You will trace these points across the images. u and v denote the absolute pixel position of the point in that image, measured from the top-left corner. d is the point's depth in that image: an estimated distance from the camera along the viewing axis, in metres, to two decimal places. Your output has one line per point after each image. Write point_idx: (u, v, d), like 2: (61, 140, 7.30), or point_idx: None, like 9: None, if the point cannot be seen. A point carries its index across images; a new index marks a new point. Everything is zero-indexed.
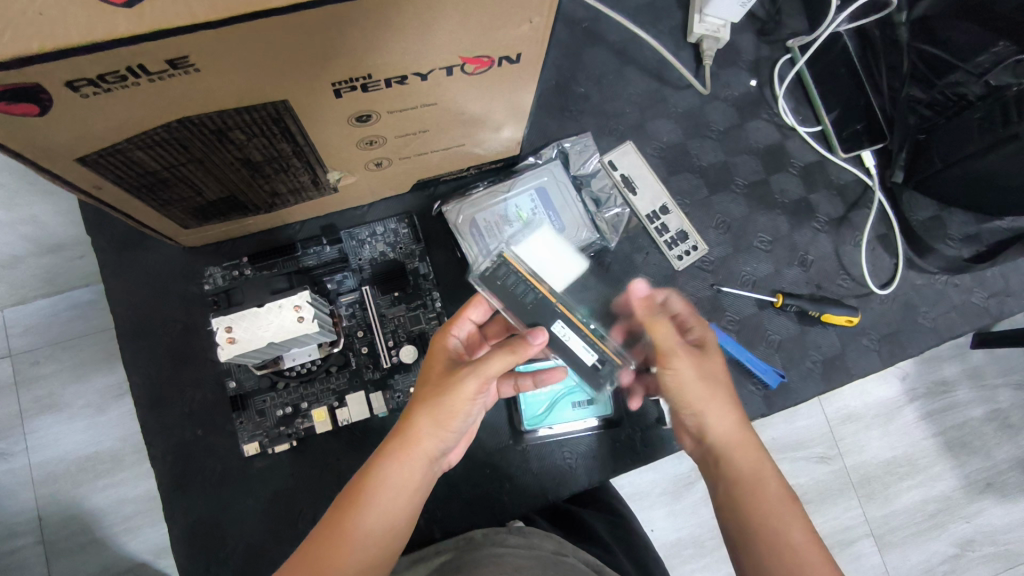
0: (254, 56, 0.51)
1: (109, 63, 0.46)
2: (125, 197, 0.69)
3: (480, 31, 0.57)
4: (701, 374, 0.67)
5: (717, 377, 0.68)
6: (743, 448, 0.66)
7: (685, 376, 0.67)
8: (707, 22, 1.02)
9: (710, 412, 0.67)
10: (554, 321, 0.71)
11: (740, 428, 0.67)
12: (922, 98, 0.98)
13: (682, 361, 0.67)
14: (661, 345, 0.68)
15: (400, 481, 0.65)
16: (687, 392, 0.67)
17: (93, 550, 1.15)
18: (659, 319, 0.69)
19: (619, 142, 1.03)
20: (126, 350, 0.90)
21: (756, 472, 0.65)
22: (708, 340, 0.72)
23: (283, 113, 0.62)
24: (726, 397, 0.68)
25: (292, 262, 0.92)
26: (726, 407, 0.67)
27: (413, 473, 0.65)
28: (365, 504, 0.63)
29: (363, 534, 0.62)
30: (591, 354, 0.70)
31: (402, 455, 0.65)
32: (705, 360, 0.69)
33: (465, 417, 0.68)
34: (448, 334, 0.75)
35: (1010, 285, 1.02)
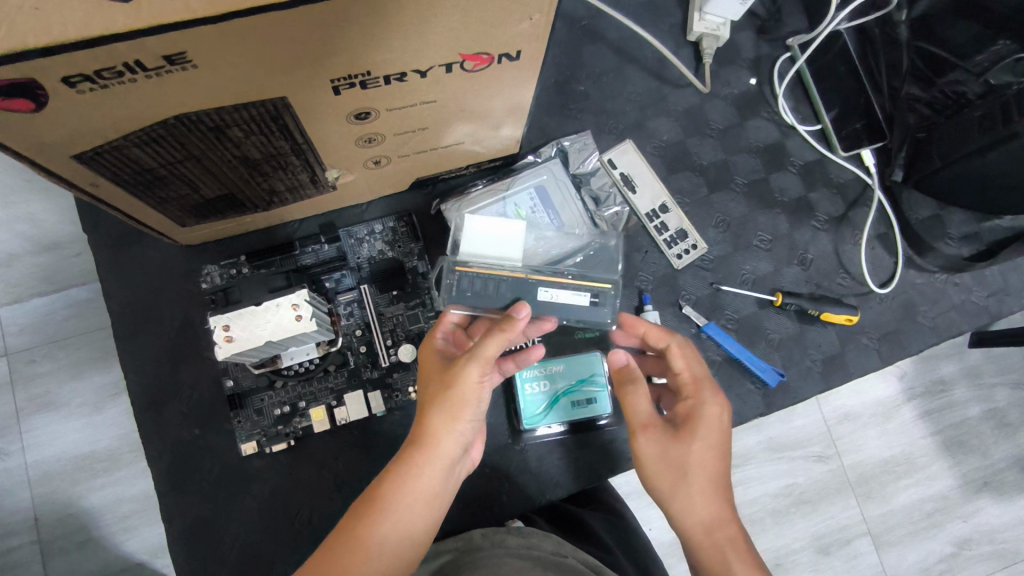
0: (252, 53, 0.51)
1: (106, 58, 0.46)
2: (121, 195, 0.69)
3: (480, 28, 0.57)
4: (666, 458, 0.67)
5: (689, 462, 0.66)
6: (704, 538, 0.64)
7: (646, 460, 0.68)
8: (707, 20, 1.01)
9: (674, 496, 0.66)
10: (539, 289, 0.75)
11: (710, 515, 0.65)
12: (921, 96, 0.96)
13: (647, 443, 0.68)
14: (630, 420, 0.70)
15: (417, 485, 0.64)
16: (650, 474, 0.68)
17: (89, 549, 1.15)
18: (628, 395, 0.70)
19: (618, 140, 1.03)
20: (123, 349, 0.89)
21: (729, 568, 0.62)
22: (696, 414, 0.68)
23: (281, 110, 0.62)
24: (698, 484, 0.65)
25: (290, 260, 0.91)
26: (695, 495, 0.65)
27: (431, 475, 0.65)
28: (383, 511, 0.63)
29: (382, 540, 0.61)
30: (583, 293, 0.75)
31: (416, 458, 0.65)
32: (679, 442, 0.67)
33: (477, 407, 0.68)
34: (435, 338, 0.76)
35: (1008, 284, 1.02)
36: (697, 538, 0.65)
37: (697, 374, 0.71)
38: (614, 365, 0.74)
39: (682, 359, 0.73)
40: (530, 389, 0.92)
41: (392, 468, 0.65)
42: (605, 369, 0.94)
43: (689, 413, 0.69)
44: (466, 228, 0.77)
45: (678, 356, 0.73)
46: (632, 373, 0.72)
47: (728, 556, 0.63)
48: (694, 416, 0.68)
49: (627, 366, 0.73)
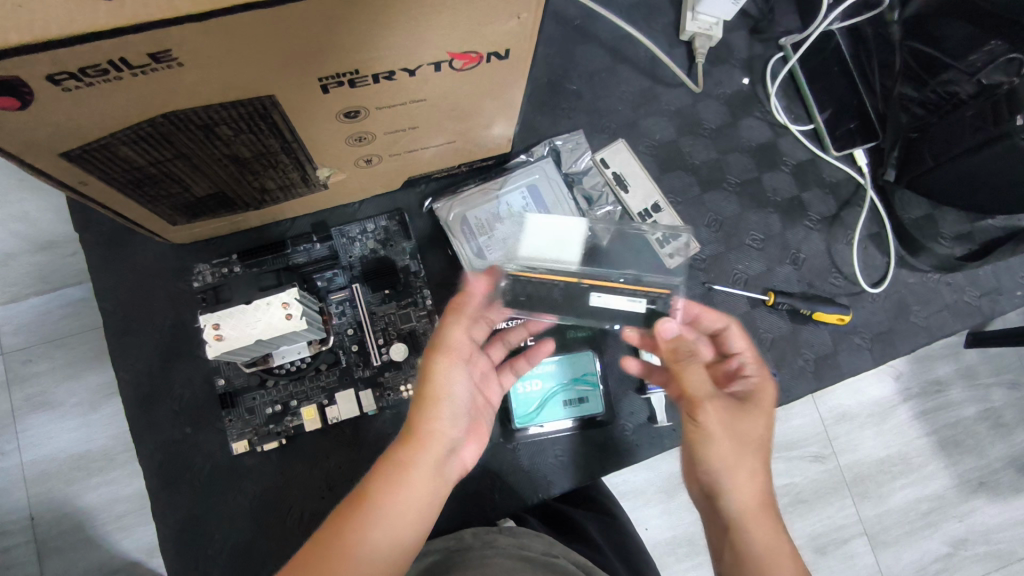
0: (239, 51, 0.51)
1: (89, 56, 0.46)
2: (111, 192, 0.69)
3: (468, 27, 0.57)
4: (732, 430, 0.66)
5: (754, 438, 0.67)
6: (758, 512, 0.65)
7: (712, 432, 0.66)
8: (699, 20, 1.01)
9: (734, 471, 0.66)
10: (591, 296, 0.76)
11: (765, 491, 0.66)
12: (914, 95, 0.97)
13: (712, 416, 0.66)
14: (692, 394, 0.66)
15: (409, 491, 0.64)
16: (713, 448, 0.66)
17: (85, 549, 1.15)
18: (688, 366, 0.67)
19: (611, 140, 1.03)
20: (115, 348, 0.89)
21: (774, 544, 0.64)
22: (759, 391, 0.71)
23: (269, 108, 0.62)
24: (755, 461, 0.66)
25: (282, 259, 0.91)
26: (756, 471, 0.66)
27: (424, 482, 0.65)
28: (373, 518, 0.61)
29: (369, 548, 0.60)
30: (638, 300, 0.76)
31: (412, 462, 0.65)
32: (746, 415, 0.68)
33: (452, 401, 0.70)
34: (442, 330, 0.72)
35: (1001, 284, 1.02)
36: (748, 514, 0.65)
37: (759, 359, 0.74)
38: (662, 336, 0.69)
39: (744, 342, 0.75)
40: (523, 389, 0.91)
41: (385, 472, 0.65)
42: (598, 368, 0.93)
43: (751, 390, 0.71)
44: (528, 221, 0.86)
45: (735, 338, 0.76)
46: (687, 347, 0.68)
47: (777, 529, 0.65)
48: (756, 393, 0.70)
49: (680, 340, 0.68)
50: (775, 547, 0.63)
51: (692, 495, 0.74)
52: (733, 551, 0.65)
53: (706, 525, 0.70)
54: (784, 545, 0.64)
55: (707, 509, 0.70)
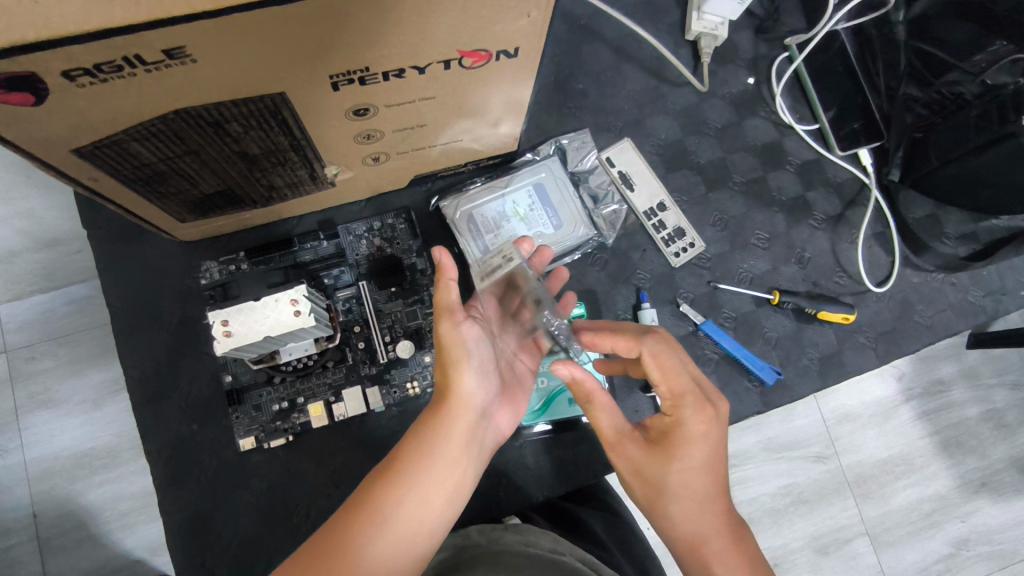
0: (251, 47, 0.51)
1: (106, 52, 0.46)
2: (121, 189, 0.69)
3: (478, 25, 0.57)
4: (642, 470, 0.67)
5: (667, 479, 0.65)
6: (687, 550, 0.65)
7: (625, 470, 0.69)
8: (705, 19, 1.02)
9: (656, 509, 0.67)
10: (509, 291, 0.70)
11: (692, 533, 0.65)
12: (919, 96, 0.97)
13: (621, 456, 0.69)
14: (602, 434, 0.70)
15: (426, 479, 0.62)
16: (632, 482, 0.69)
17: (88, 546, 1.15)
18: (591, 411, 0.70)
19: (617, 139, 1.03)
20: (123, 344, 0.90)
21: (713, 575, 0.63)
22: (678, 428, 0.65)
23: (280, 105, 0.62)
24: (676, 498, 0.65)
25: (289, 256, 0.92)
26: (675, 513, 0.65)
27: (444, 467, 0.63)
28: (388, 509, 0.60)
29: (384, 541, 0.59)
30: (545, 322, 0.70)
31: (431, 447, 0.64)
32: (655, 458, 0.66)
33: (478, 378, 0.67)
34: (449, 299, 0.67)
35: (1005, 284, 1.03)
36: (679, 548, 0.66)
37: (683, 388, 0.65)
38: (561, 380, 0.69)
39: (654, 373, 0.66)
40: None
41: (399, 459, 0.63)
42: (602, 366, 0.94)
43: (668, 429, 0.66)
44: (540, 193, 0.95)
45: (650, 368, 0.66)
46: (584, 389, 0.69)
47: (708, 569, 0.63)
48: (673, 431, 0.66)
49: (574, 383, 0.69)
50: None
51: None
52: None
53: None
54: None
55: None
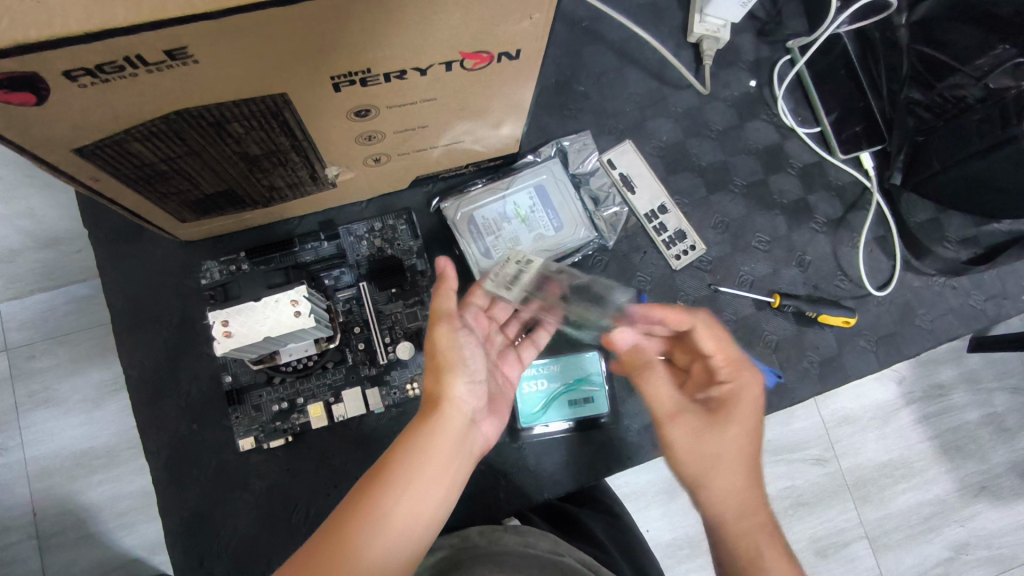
0: (252, 48, 0.51)
1: (106, 52, 0.46)
2: (122, 188, 0.69)
3: (479, 27, 0.57)
4: (693, 441, 0.67)
5: (721, 445, 0.65)
6: (731, 525, 0.62)
7: (675, 446, 0.68)
8: (707, 22, 1.02)
9: (701, 482, 0.65)
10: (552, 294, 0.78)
11: (739, 507, 0.63)
12: (921, 100, 0.95)
13: (675, 430, 0.69)
14: (657, 410, 0.71)
15: (422, 478, 0.62)
16: (680, 459, 0.68)
17: (86, 545, 1.15)
18: (650, 381, 0.73)
19: (618, 141, 1.03)
20: (123, 344, 0.90)
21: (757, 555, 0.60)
22: (730, 396, 0.68)
23: (281, 106, 0.62)
24: (728, 467, 0.65)
25: (290, 257, 0.92)
26: (726, 483, 0.64)
27: (439, 466, 0.63)
28: (386, 507, 0.59)
29: (381, 538, 0.57)
30: (597, 308, 0.76)
31: (426, 446, 0.64)
32: (708, 426, 0.67)
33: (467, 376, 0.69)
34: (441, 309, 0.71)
35: (1006, 288, 1.03)
36: (724, 527, 0.63)
37: (738, 356, 0.69)
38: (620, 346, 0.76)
39: (712, 342, 0.69)
40: (528, 388, 0.92)
41: (395, 458, 0.63)
42: (603, 369, 0.94)
43: (725, 396, 0.68)
44: (541, 194, 0.95)
45: (705, 337, 0.69)
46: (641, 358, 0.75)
47: (757, 542, 0.61)
48: (725, 398, 0.68)
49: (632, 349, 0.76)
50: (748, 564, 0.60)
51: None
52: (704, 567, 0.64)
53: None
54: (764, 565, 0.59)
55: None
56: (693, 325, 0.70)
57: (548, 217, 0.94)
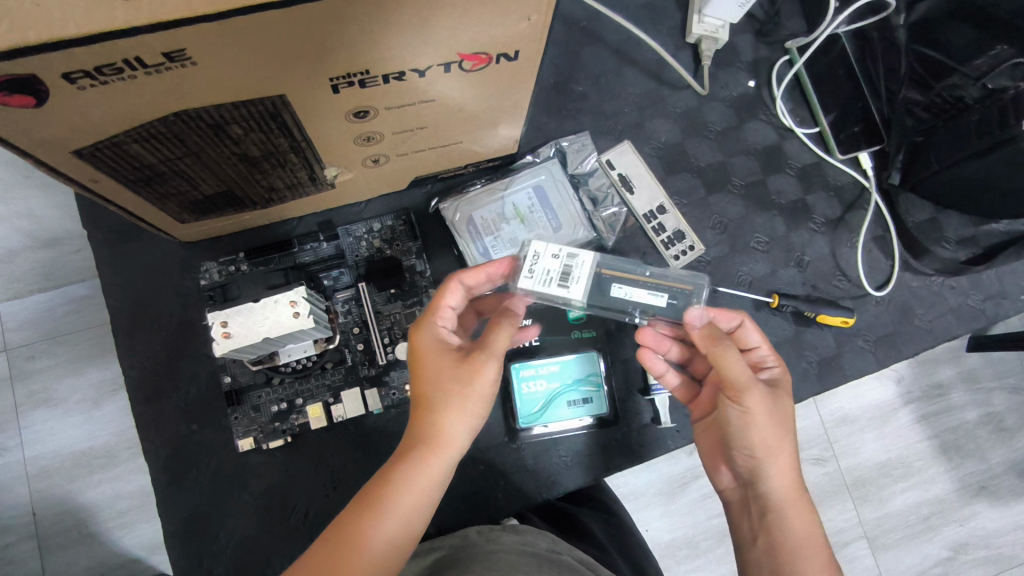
0: (252, 49, 0.51)
1: (106, 55, 0.46)
2: (121, 190, 0.69)
3: (478, 28, 0.57)
4: (768, 416, 0.69)
5: (789, 422, 0.70)
6: (796, 500, 0.69)
7: (755, 425, 0.69)
8: (706, 22, 1.02)
9: (772, 458, 0.69)
10: (612, 286, 0.68)
11: (797, 481, 0.70)
12: (919, 100, 0.97)
13: (756, 402, 0.69)
14: (733, 379, 0.68)
15: (413, 491, 0.61)
16: (753, 434, 0.69)
17: (86, 545, 1.15)
18: (727, 350, 0.67)
19: (616, 141, 1.03)
20: (121, 345, 0.90)
21: (808, 533, 0.68)
22: (783, 380, 0.75)
23: (280, 107, 0.62)
24: (787, 451, 0.70)
25: (289, 258, 0.92)
26: (791, 459, 0.70)
27: (431, 480, 0.63)
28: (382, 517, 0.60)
29: (381, 541, 0.58)
30: (661, 295, 0.69)
31: (422, 458, 0.63)
32: (777, 403, 0.71)
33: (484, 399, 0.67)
34: (437, 324, 0.69)
35: (1005, 288, 1.03)
36: (789, 504, 0.69)
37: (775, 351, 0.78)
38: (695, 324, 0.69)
39: (758, 336, 0.77)
40: (528, 389, 0.92)
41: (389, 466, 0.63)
42: (602, 369, 0.93)
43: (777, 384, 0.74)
44: (545, 194, 0.96)
45: (751, 332, 0.77)
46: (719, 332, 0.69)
47: (810, 518, 0.69)
48: (781, 384, 0.74)
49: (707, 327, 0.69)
50: (813, 538, 0.68)
51: (719, 484, 0.78)
52: (767, 541, 0.69)
53: (733, 514, 0.75)
54: (819, 536, 0.68)
55: (739, 498, 0.75)
56: (743, 324, 0.77)
57: (549, 217, 0.95)
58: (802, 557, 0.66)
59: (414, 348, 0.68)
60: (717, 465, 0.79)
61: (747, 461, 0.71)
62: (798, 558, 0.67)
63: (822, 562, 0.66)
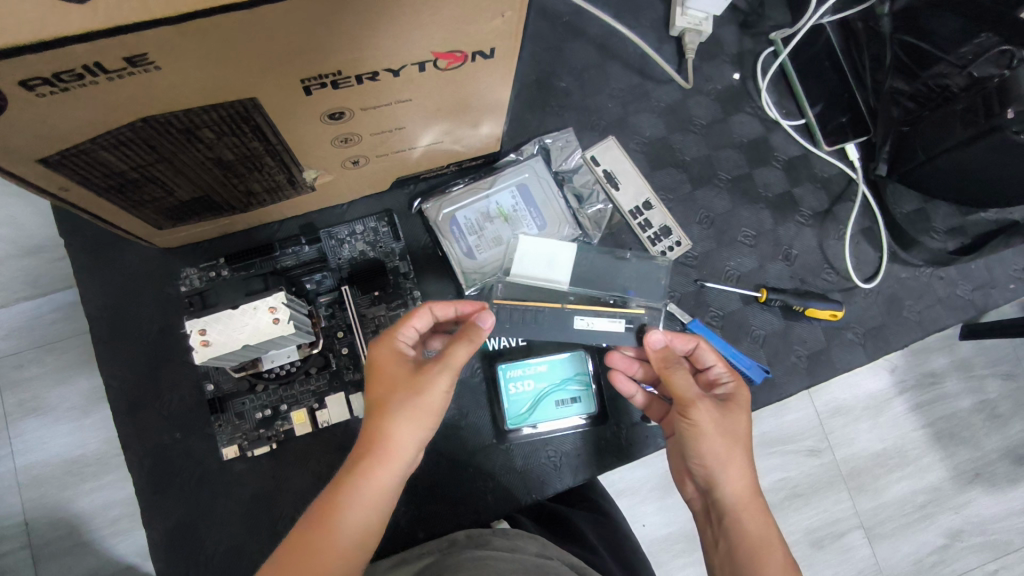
0: (216, 52, 0.50)
1: (62, 62, 0.45)
2: (93, 198, 0.68)
3: (448, 27, 0.56)
4: (717, 429, 0.69)
5: (740, 433, 0.70)
6: (750, 502, 0.69)
7: (702, 433, 0.69)
8: (689, 15, 1.00)
9: (724, 467, 0.69)
10: (575, 318, 0.81)
11: (752, 484, 0.70)
12: (905, 89, 0.95)
13: (702, 413, 0.69)
14: (681, 395, 0.70)
15: (358, 500, 0.61)
16: (703, 446, 0.69)
17: (79, 553, 1.14)
18: (676, 369, 0.71)
19: (601, 137, 1.02)
20: (102, 354, 0.88)
21: (761, 539, 0.67)
22: (738, 394, 0.75)
23: (251, 111, 0.61)
24: (737, 460, 0.69)
25: (270, 262, 0.91)
26: (743, 463, 0.70)
27: (386, 483, 0.63)
28: (333, 531, 0.60)
29: (343, 527, 0.60)
30: (618, 321, 0.81)
31: (377, 458, 0.63)
32: (728, 416, 0.71)
33: (438, 414, 0.67)
34: (396, 338, 0.71)
35: (993, 277, 1.02)
36: (742, 507, 0.68)
37: (732, 365, 0.78)
38: (651, 347, 0.74)
39: (713, 354, 0.79)
40: (515, 389, 0.91)
41: (342, 472, 0.64)
42: (589, 369, 0.93)
43: (729, 397, 0.74)
44: (529, 189, 0.96)
45: (704, 351, 0.79)
46: (672, 354, 0.73)
47: (766, 524, 0.68)
48: (734, 396, 0.74)
49: (665, 350, 0.73)
50: (767, 541, 0.66)
51: (687, 494, 0.78)
52: (727, 546, 0.68)
53: (699, 524, 0.75)
54: (776, 538, 0.67)
55: (704, 508, 0.75)
56: (698, 343, 0.79)
57: (534, 216, 0.95)
58: (757, 558, 0.65)
59: (372, 366, 0.70)
60: (683, 477, 0.79)
61: (701, 470, 0.71)
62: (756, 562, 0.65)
63: (776, 563, 0.65)
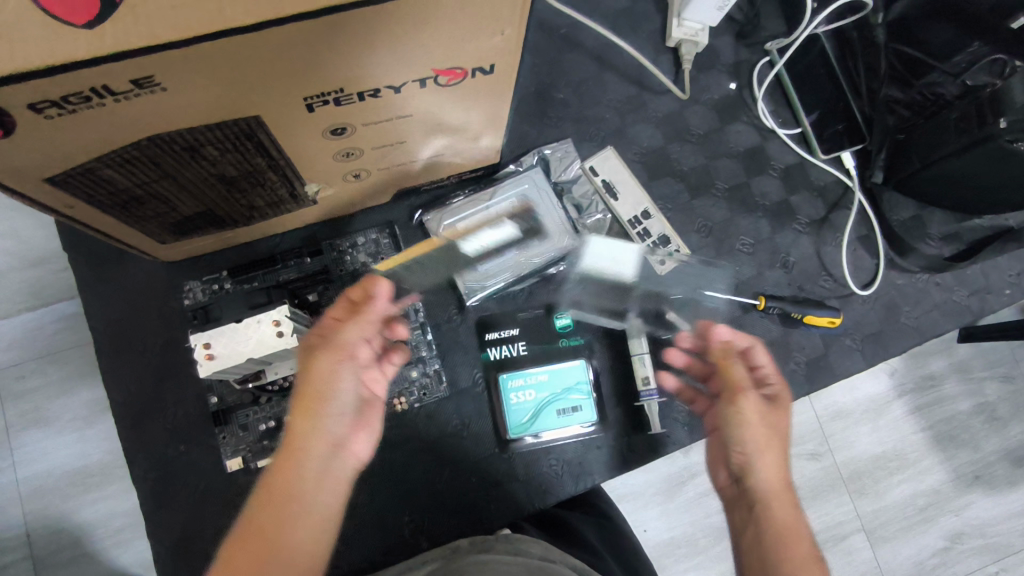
0: (220, 72, 0.50)
1: (71, 85, 0.46)
2: (97, 214, 0.68)
3: (448, 44, 0.57)
4: (761, 419, 0.70)
5: (782, 431, 0.71)
6: (782, 492, 0.66)
7: (747, 418, 0.70)
8: (685, 26, 1.02)
9: (761, 453, 0.68)
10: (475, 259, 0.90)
11: (786, 477, 0.68)
12: (900, 97, 0.96)
13: (750, 402, 0.71)
14: (733, 381, 0.73)
15: (274, 500, 0.59)
16: (744, 432, 0.70)
17: (82, 564, 1.14)
18: (735, 360, 0.75)
19: (599, 147, 1.03)
20: (106, 367, 0.89)
21: (790, 526, 0.63)
22: (785, 401, 0.74)
23: (255, 128, 0.62)
24: (775, 450, 0.69)
25: (272, 275, 0.92)
26: (780, 456, 0.69)
27: (296, 475, 0.61)
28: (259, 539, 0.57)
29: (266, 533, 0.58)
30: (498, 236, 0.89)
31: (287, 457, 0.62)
32: (774, 413, 0.72)
33: (336, 395, 0.65)
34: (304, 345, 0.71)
35: (990, 282, 1.03)
36: (774, 494, 0.66)
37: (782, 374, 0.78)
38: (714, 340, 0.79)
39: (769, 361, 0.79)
40: (515, 399, 0.92)
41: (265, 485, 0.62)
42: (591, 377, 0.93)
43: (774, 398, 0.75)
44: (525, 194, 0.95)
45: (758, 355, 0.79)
46: (732, 350, 0.77)
47: (796, 515, 0.65)
48: (780, 399, 0.74)
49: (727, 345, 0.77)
50: (795, 529, 0.63)
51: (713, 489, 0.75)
52: (753, 530, 0.64)
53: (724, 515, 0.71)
54: (805, 529, 0.63)
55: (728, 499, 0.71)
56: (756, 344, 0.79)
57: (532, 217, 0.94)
58: (784, 541, 0.61)
59: None
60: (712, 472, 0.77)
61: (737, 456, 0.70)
62: (783, 546, 0.61)
63: (802, 550, 0.61)
